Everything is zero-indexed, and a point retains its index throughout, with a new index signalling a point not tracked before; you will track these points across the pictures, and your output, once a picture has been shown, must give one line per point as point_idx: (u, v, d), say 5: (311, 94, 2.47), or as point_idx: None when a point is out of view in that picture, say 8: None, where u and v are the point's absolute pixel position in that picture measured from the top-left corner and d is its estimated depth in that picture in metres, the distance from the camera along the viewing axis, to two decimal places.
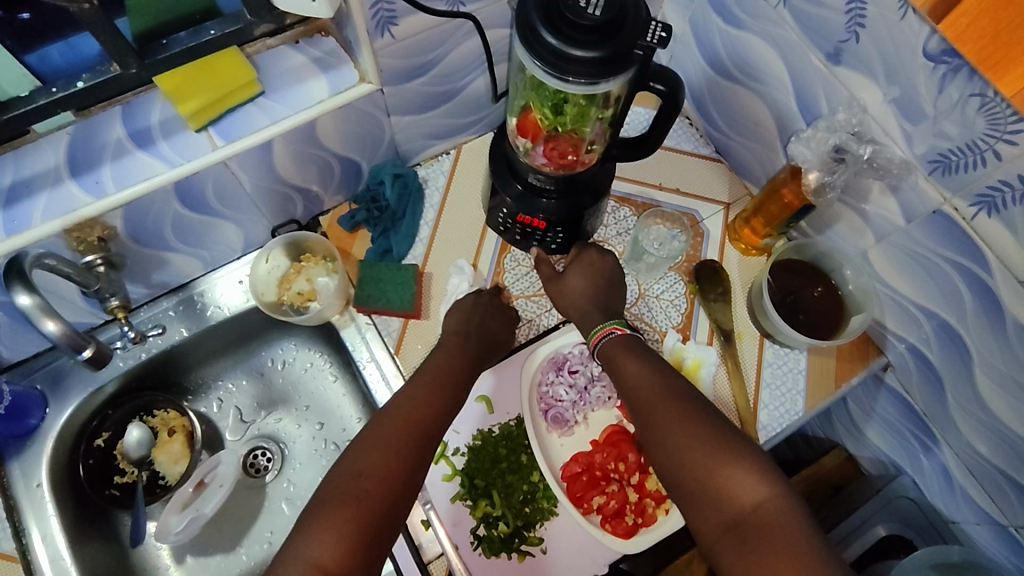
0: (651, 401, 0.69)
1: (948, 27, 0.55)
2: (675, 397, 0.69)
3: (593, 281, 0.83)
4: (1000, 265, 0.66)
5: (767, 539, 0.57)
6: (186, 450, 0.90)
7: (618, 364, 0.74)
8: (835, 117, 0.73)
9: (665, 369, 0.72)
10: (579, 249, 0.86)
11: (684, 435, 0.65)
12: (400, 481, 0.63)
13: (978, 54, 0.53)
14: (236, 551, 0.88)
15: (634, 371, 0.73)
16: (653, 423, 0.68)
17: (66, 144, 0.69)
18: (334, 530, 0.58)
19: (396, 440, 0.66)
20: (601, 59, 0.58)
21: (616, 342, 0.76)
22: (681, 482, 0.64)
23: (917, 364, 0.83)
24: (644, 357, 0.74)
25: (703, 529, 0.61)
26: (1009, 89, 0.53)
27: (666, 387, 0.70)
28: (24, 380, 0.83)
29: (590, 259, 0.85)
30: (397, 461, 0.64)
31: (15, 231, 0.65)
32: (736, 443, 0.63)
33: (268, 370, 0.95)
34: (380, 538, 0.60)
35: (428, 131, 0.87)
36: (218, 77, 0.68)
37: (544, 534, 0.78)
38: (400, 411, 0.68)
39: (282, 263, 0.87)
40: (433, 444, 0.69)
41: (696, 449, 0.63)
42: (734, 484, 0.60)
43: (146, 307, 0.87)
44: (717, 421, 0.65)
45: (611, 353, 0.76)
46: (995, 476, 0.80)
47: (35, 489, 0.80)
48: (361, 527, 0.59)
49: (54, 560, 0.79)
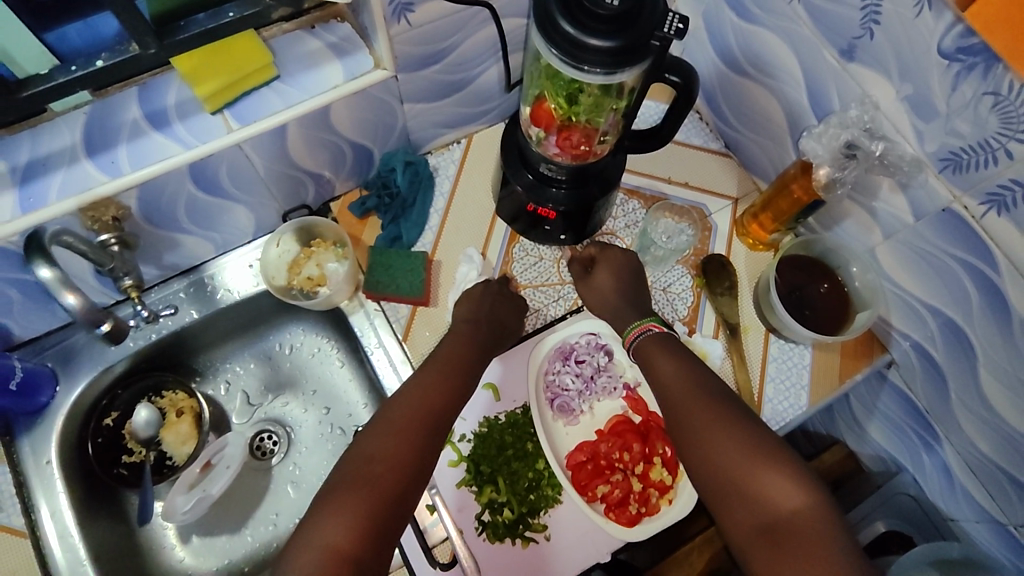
0: (686, 401, 0.70)
1: (974, 16, 0.56)
2: (709, 396, 0.69)
3: (621, 279, 0.84)
4: (1009, 264, 0.66)
5: (804, 543, 0.58)
6: (194, 431, 0.90)
7: (652, 363, 0.75)
8: (848, 113, 0.74)
9: (701, 368, 0.73)
10: (602, 247, 0.87)
11: (722, 438, 0.66)
12: (412, 466, 0.64)
13: (1007, 45, 0.54)
14: (242, 533, 0.89)
15: (670, 369, 0.73)
16: (687, 422, 0.69)
17: (82, 123, 0.69)
18: (348, 512, 0.59)
19: (407, 424, 0.67)
20: (617, 49, 0.58)
21: (652, 338, 0.76)
22: (714, 484, 0.65)
23: (922, 362, 0.83)
24: (676, 355, 0.75)
25: (734, 530, 0.62)
26: None
27: (698, 386, 0.71)
28: (36, 358, 0.84)
29: (611, 256, 0.86)
30: (408, 446, 0.65)
31: (32, 208, 0.66)
32: (771, 447, 0.64)
33: (276, 354, 0.95)
34: (391, 523, 0.61)
35: (440, 120, 0.88)
36: (235, 59, 0.69)
37: (548, 521, 0.78)
38: (410, 398, 0.69)
39: (292, 248, 0.87)
40: (442, 431, 0.69)
41: (733, 453, 0.64)
42: (769, 488, 0.61)
43: (157, 289, 0.88)
44: (753, 424, 0.66)
45: (646, 350, 0.76)
46: (996, 474, 0.81)
47: (45, 466, 0.81)
48: (372, 511, 0.60)
49: (63, 536, 0.79)
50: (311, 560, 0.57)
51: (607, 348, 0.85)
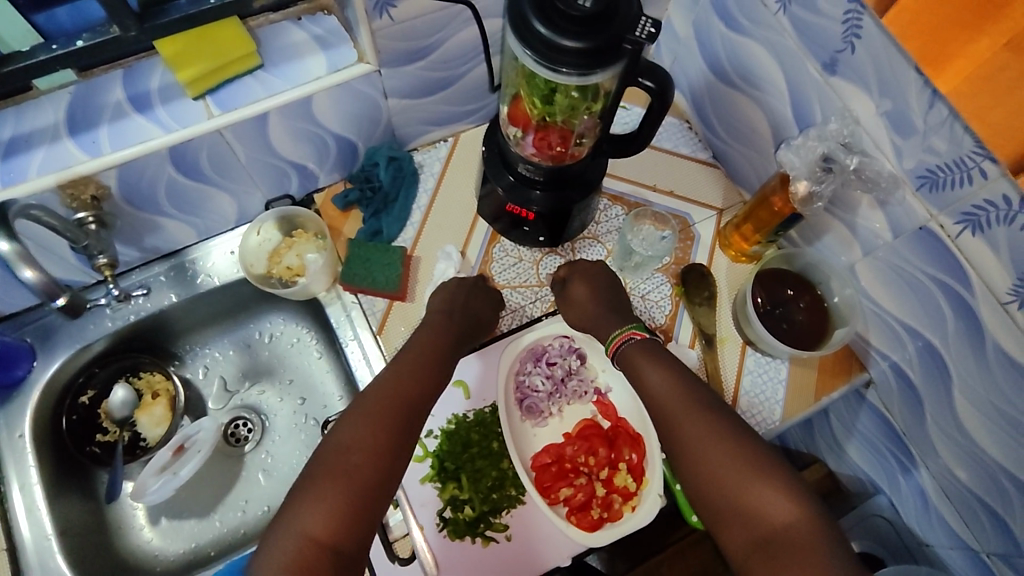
0: (678, 413, 0.69)
1: (893, 21, 0.59)
2: (702, 404, 0.68)
3: (593, 285, 0.83)
4: (984, 287, 0.65)
5: (800, 556, 0.56)
6: (168, 414, 0.91)
7: (639, 372, 0.74)
8: (828, 126, 0.73)
9: (689, 377, 0.72)
10: (569, 266, 0.86)
11: (712, 450, 0.65)
12: (388, 454, 0.65)
13: (919, 49, 0.57)
14: (210, 518, 0.90)
15: (657, 379, 0.72)
16: (678, 435, 0.67)
17: (66, 103, 0.71)
18: (326, 504, 0.59)
19: (382, 414, 0.67)
20: (588, 50, 0.58)
21: (635, 346, 0.76)
22: (711, 496, 0.63)
23: (899, 383, 0.82)
24: (663, 362, 0.73)
25: (731, 547, 0.61)
26: (946, 84, 0.56)
27: (689, 395, 0.70)
28: (15, 333, 0.85)
29: (584, 270, 0.85)
30: (385, 435, 0.65)
31: (11, 183, 0.67)
32: (762, 457, 0.63)
33: (255, 342, 0.96)
34: (370, 512, 0.61)
35: (425, 117, 0.88)
36: (219, 46, 0.70)
37: (509, 521, 0.78)
38: (387, 388, 0.69)
39: (273, 237, 0.88)
40: (417, 419, 0.70)
41: (724, 465, 0.63)
42: (763, 501, 0.61)
43: (138, 271, 0.88)
44: (747, 435, 0.66)
45: (632, 360, 0.75)
46: (971, 501, 0.79)
47: (17, 439, 0.82)
48: (350, 501, 0.60)
49: (30, 509, 0.81)
50: (290, 549, 0.57)
51: (579, 352, 0.84)
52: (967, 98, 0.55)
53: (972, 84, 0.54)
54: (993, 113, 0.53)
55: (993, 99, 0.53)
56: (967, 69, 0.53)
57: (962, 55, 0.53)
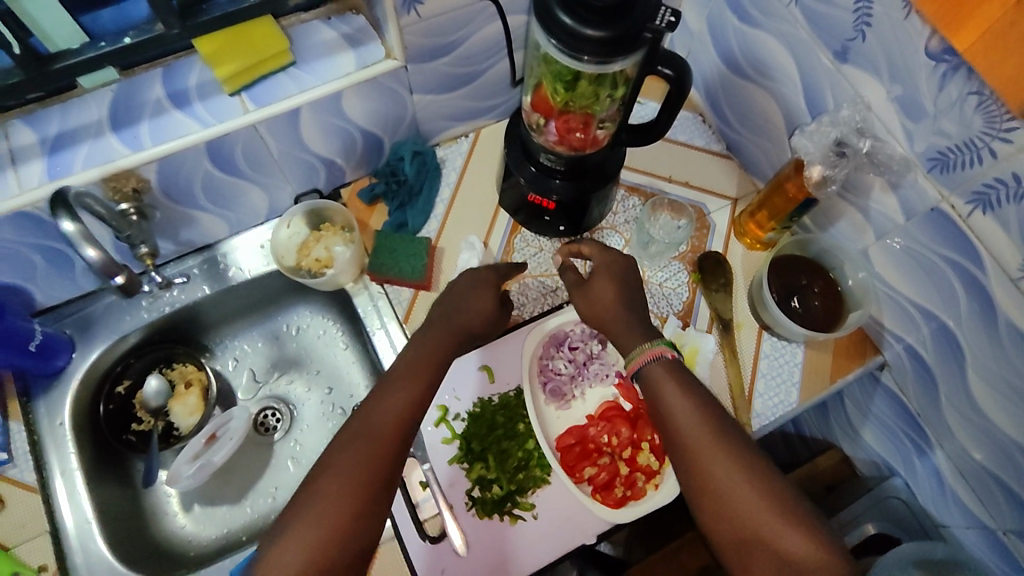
0: (704, 446, 0.63)
1: None
2: (729, 439, 0.64)
3: (621, 284, 0.77)
4: (995, 265, 0.67)
5: None
6: (201, 403, 0.94)
7: (663, 395, 0.67)
8: (840, 113, 0.76)
9: (713, 405, 0.66)
10: (600, 252, 0.81)
11: (743, 492, 0.60)
12: (372, 486, 0.62)
13: (939, 15, 0.59)
14: (241, 504, 0.92)
15: (680, 405, 0.66)
16: (703, 470, 0.63)
17: (109, 100, 0.74)
18: (305, 541, 0.58)
19: (371, 439, 0.64)
20: (608, 39, 0.61)
21: (662, 364, 0.69)
22: (728, 541, 0.60)
23: (913, 365, 0.84)
24: (688, 388, 0.67)
25: None
26: (963, 41, 0.58)
27: (716, 427, 0.64)
28: (55, 324, 0.88)
29: (610, 263, 0.79)
30: (372, 460, 0.62)
31: (57, 176, 0.70)
32: (794, 502, 0.60)
33: (283, 334, 0.99)
34: (350, 546, 0.59)
35: (448, 112, 0.91)
36: (254, 43, 0.73)
37: (535, 501, 0.80)
38: (378, 407, 0.66)
39: (302, 231, 0.90)
40: (409, 436, 0.66)
41: (755, 508, 0.59)
42: (799, 553, 0.57)
43: (172, 264, 0.92)
44: (774, 477, 0.61)
45: (655, 380, 0.68)
46: (986, 479, 0.81)
47: (58, 427, 0.85)
48: (330, 536, 0.59)
49: (71, 493, 0.83)
50: None
51: (600, 337, 0.86)
52: (982, 57, 0.57)
53: (986, 42, 0.56)
54: (1011, 64, 0.55)
55: (1004, 50, 0.55)
56: (982, 25, 0.55)
57: (978, 15, 0.55)
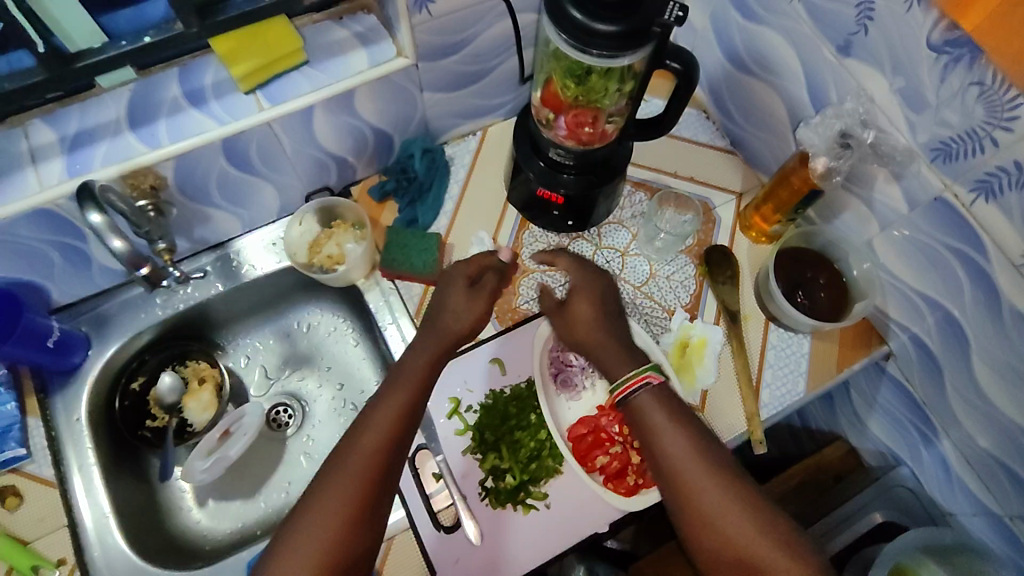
0: (692, 474, 0.66)
1: None
2: (717, 467, 0.66)
3: (600, 307, 0.79)
4: (998, 252, 0.69)
5: None
6: (214, 400, 0.95)
7: (651, 424, 0.70)
8: (844, 106, 0.77)
9: (700, 433, 0.69)
10: (576, 271, 0.82)
11: (733, 519, 0.63)
12: (370, 488, 0.64)
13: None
14: (255, 499, 0.93)
15: (668, 435, 0.68)
16: (691, 500, 0.65)
17: (127, 100, 0.75)
18: (309, 545, 0.61)
19: (369, 444, 0.66)
20: (621, 33, 0.62)
21: (650, 393, 0.71)
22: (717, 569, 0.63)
23: (919, 354, 0.86)
24: (679, 418, 0.70)
25: None
26: (971, 20, 0.60)
27: (704, 455, 0.67)
28: (71, 322, 0.89)
29: (590, 285, 0.81)
30: (370, 465, 0.65)
31: (77, 173, 0.72)
32: (781, 526, 0.63)
33: (295, 331, 1.00)
34: (353, 547, 0.62)
35: (457, 110, 0.93)
36: (269, 42, 0.74)
37: (548, 490, 0.81)
38: (375, 413, 0.68)
39: (313, 228, 0.91)
40: (406, 439, 0.68)
41: (744, 535, 0.62)
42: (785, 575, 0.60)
43: (186, 261, 0.93)
44: (761, 504, 0.64)
45: (644, 409, 0.71)
46: (992, 466, 0.82)
47: (75, 423, 0.86)
48: (333, 539, 0.61)
49: (88, 488, 0.84)
50: None
51: None
52: (987, 36, 0.59)
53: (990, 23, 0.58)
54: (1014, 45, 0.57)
55: (1009, 33, 0.57)
56: (987, 9, 0.57)
57: None
